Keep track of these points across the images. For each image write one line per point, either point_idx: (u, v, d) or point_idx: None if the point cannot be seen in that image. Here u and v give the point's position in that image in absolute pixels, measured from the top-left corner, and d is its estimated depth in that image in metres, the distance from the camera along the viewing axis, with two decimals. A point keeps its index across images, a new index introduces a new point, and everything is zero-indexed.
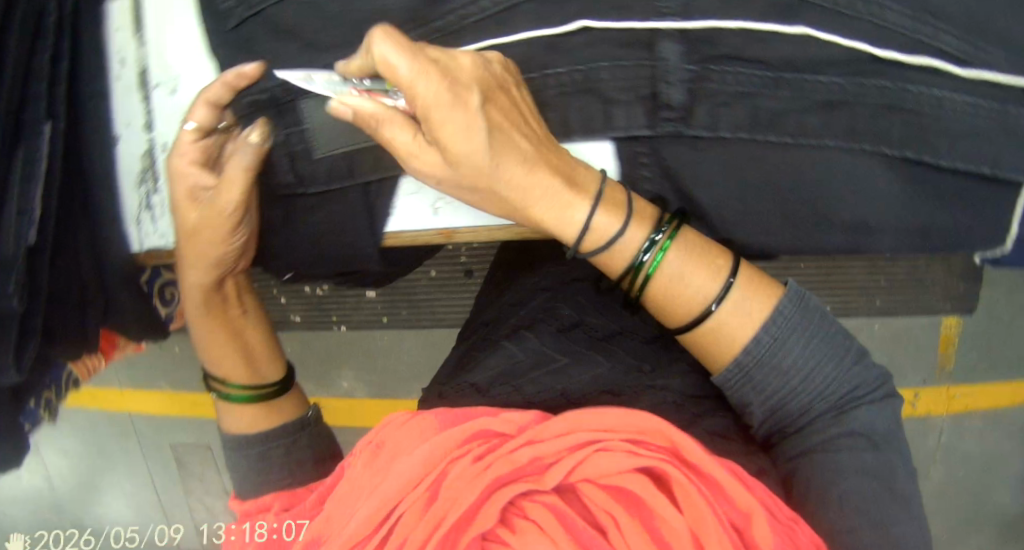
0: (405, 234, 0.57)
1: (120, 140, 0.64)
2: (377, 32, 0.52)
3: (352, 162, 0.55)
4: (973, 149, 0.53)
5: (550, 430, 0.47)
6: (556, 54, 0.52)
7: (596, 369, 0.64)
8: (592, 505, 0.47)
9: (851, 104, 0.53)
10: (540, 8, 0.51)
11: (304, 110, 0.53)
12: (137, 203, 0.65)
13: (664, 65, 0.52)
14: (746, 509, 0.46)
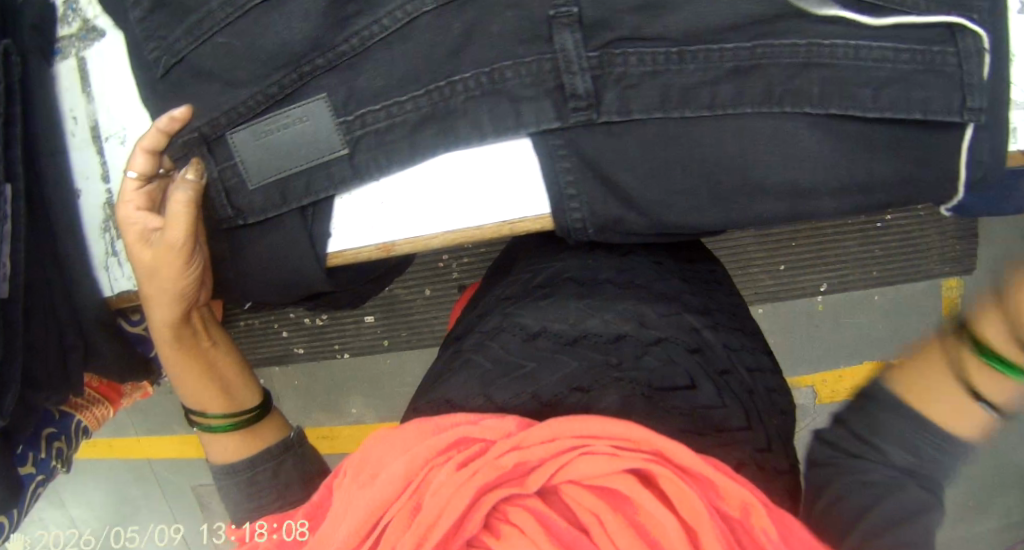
0: (347, 253, 0.60)
1: (81, 193, 0.67)
2: (290, 63, 0.55)
3: (285, 189, 0.57)
4: (894, 97, 0.54)
5: (533, 436, 0.42)
6: (462, 59, 0.54)
7: (567, 366, 0.61)
8: (581, 510, 0.41)
9: (762, 67, 0.54)
10: (444, 15, 0.53)
11: (235, 145, 0.57)
12: (105, 250, 0.69)
13: (565, 57, 0.53)
14: (737, 505, 0.41)
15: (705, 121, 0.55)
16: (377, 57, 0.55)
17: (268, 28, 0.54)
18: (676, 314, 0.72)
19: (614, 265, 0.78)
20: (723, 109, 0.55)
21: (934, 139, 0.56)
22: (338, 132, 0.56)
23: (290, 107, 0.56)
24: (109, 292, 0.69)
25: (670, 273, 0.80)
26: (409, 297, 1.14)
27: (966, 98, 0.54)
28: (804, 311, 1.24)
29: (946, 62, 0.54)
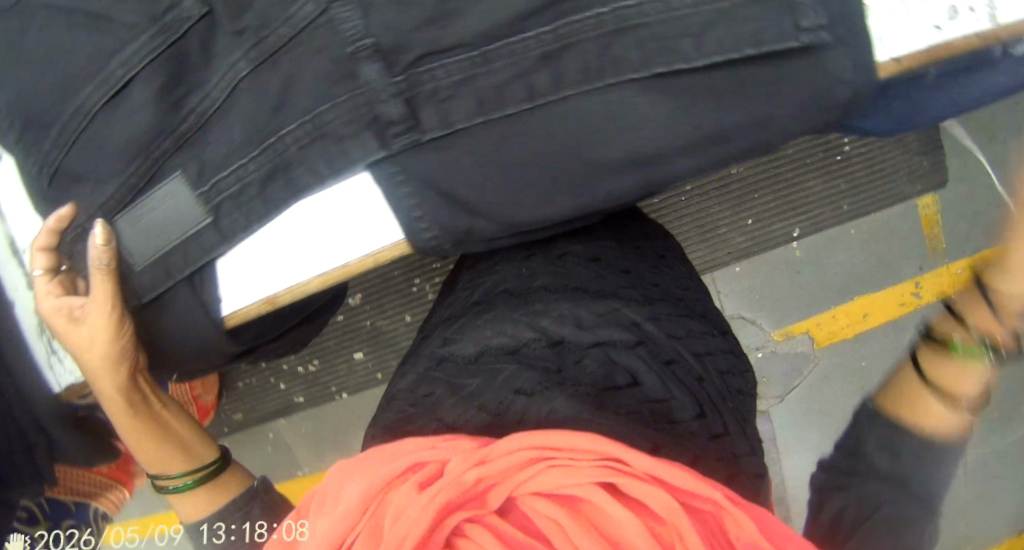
0: (238, 312, 0.65)
1: (15, 302, 0.73)
2: (141, 148, 0.60)
3: (166, 264, 0.62)
4: (720, 39, 0.54)
5: (499, 451, 0.49)
6: (285, 112, 0.58)
7: (504, 376, 0.68)
8: (540, 518, 0.48)
9: (574, 46, 0.55)
10: (262, 75, 0.58)
11: (118, 239, 0.62)
12: (46, 350, 0.74)
13: (372, 89, 0.56)
14: (706, 504, 0.47)
15: (531, 112, 0.56)
16: (217, 128, 0.59)
17: (113, 122, 0.59)
18: (612, 310, 0.76)
19: (549, 273, 0.83)
20: (543, 98, 0.56)
21: (777, 70, 0.54)
22: (196, 203, 0.60)
23: (152, 193, 0.61)
24: (58, 388, 0.75)
25: (606, 270, 0.85)
26: (394, 327, 1.18)
27: (798, 19, 0.52)
28: (782, 258, 1.26)
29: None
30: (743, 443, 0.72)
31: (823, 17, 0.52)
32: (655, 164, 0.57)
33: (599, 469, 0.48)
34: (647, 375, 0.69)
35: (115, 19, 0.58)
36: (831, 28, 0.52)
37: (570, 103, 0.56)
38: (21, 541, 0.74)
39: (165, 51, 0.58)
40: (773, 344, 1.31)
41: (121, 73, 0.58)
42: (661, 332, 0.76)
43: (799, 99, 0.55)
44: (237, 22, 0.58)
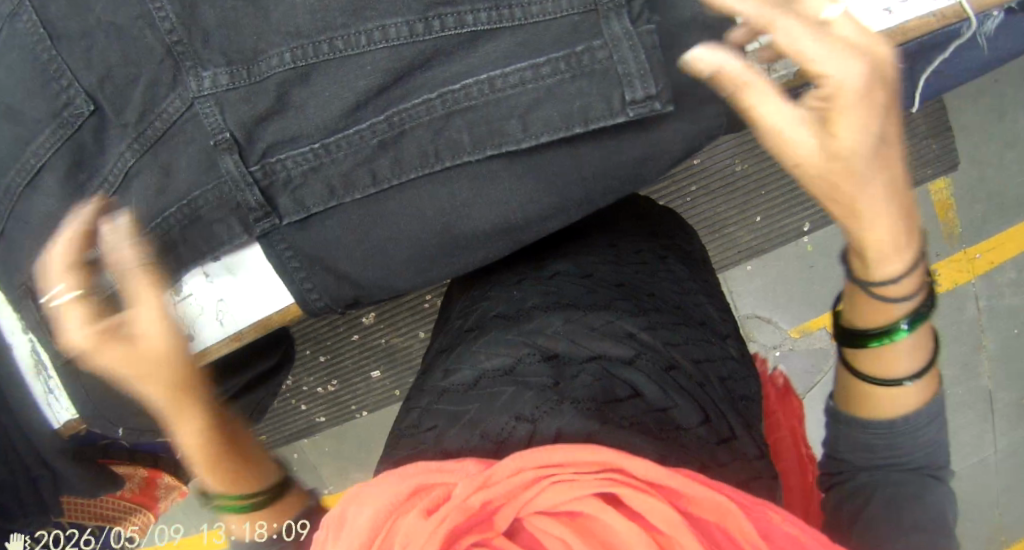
0: (213, 349, 0.74)
1: (13, 346, 0.76)
2: (58, 221, 0.67)
3: (92, 319, 0.69)
4: (547, 117, 0.58)
5: (498, 474, 0.49)
6: (173, 193, 0.64)
7: (498, 399, 0.64)
8: (547, 537, 0.48)
9: (410, 130, 0.59)
10: (146, 161, 0.64)
11: (50, 295, 0.69)
12: (43, 389, 0.77)
13: (230, 178, 0.61)
14: (711, 510, 0.48)
15: (378, 196, 0.61)
16: (118, 208, 0.66)
17: (34, 200, 0.67)
18: (607, 322, 0.72)
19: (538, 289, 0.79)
20: (388, 182, 0.60)
21: (609, 138, 0.59)
22: (113, 272, 0.68)
23: (72, 259, 0.68)
24: (57, 423, 0.78)
25: (593, 281, 0.81)
26: (407, 341, 1.24)
27: (625, 93, 0.56)
28: (794, 254, 1.26)
29: (597, 60, 0.56)
30: (757, 453, 0.67)
31: (652, 89, 0.56)
32: (522, 229, 0.62)
33: (601, 479, 0.48)
34: (645, 384, 0.66)
35: (25, 111, 0.65)
36: (663, 99, 0.56)
37: (413, 185, 0.61)
38: (21, 541, 0.81)
39: (65, 144, 0.65)
40: (791, 341, 1.31)
41: (34, 162, 0.66)
42: (657, 339, 0.72)
43: (628, 159, 0.60)
44: (121, 115, 0.64)
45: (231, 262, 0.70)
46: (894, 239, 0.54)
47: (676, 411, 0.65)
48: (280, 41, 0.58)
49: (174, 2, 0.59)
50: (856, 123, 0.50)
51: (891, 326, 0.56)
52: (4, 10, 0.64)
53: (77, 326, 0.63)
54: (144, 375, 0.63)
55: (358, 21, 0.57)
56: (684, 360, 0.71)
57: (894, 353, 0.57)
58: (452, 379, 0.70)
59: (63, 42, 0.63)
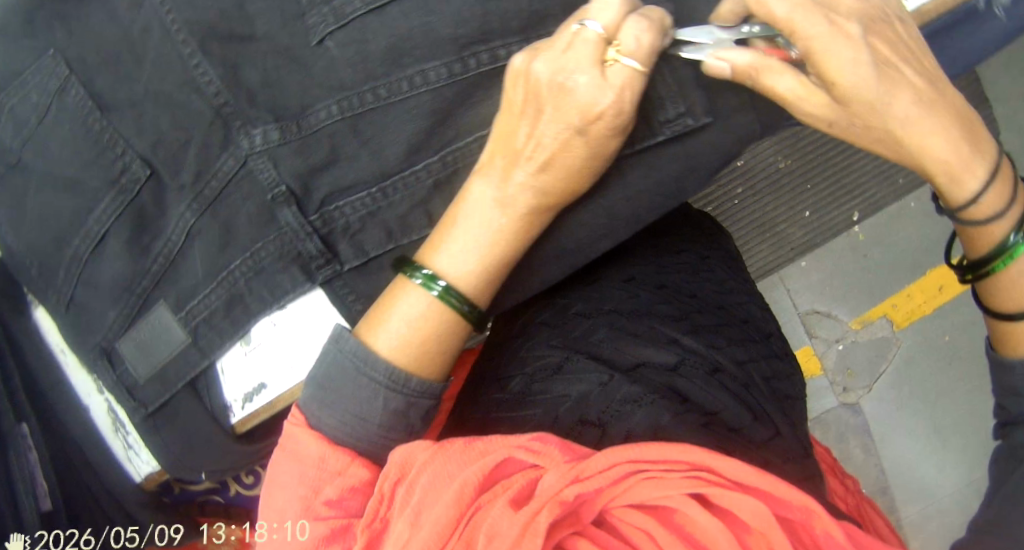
0: (265, 408, 0.72)
1: (90, 407, 0.79)
2: (129, 282, 0.70)
3: (167, 375, 0.72)
4: None
5: (592, 471, 0.53)
6: (233, 247, 0.65)
7: (565, 406, 0.73)
8: (630, 525, 0.54)
9: (462, 168, 0.61)
10: (205, 220, 0.66)
11: (127, 353, 0.72)
12: (123, 445, 0.79)
13: (289, 230, 0.63)
14: (798, 508, 0.53)
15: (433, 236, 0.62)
16: (182, 267, 0.68)
17: (103, 265, 0.70)
18: (649, 328, 0.79)
19: (582, 297, 0.86)
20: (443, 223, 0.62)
21: (652, 153, 0.62)
22: (180, 326, 0.70)
23: (144, 319, 0.71)
24: (139, 476, 0.80)
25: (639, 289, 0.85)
26: None
27: (662, 113, 0.60)
28: (846, 246, 1.24)
29: None
30: (799, 450, 0.74)
31: (683, 108, 0.60)
32: (575, 252, 0.65)
33: (696, 481, 0.53)
34: (694, 389, 0.73)
35: (84, 182, 0.68)
36: (695, 114, 0.60)
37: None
38: (22, 541, 0.68)
39: (125, 210, 0.67)
40: (853, 334, 1.27)
41: (98, 229, 0.68)
42: (700, 344, 0.78)
43: (670, 172, 0.63)
44: (176, 177, 0.65)
45: (294, 319, 0.70)
46: (957, 153, 0.56)
47: (725, 413, 0.72)
48: (327, 94, 0.60)
49: (216, 65, 0.61)
50: (855, 48, 0.53)
51: (1001, 247, 0.57)
52: (55, 85, 0.67)
53: (575, 65, 0.54)
54: (580, 178, 0.57)
55: (399, 67, 0.59)
56: (730, 364, 0.77)
57: (1016, 275, 0.58)
58: (511, 386, 0.79)
59: (115, 113, 0.66)
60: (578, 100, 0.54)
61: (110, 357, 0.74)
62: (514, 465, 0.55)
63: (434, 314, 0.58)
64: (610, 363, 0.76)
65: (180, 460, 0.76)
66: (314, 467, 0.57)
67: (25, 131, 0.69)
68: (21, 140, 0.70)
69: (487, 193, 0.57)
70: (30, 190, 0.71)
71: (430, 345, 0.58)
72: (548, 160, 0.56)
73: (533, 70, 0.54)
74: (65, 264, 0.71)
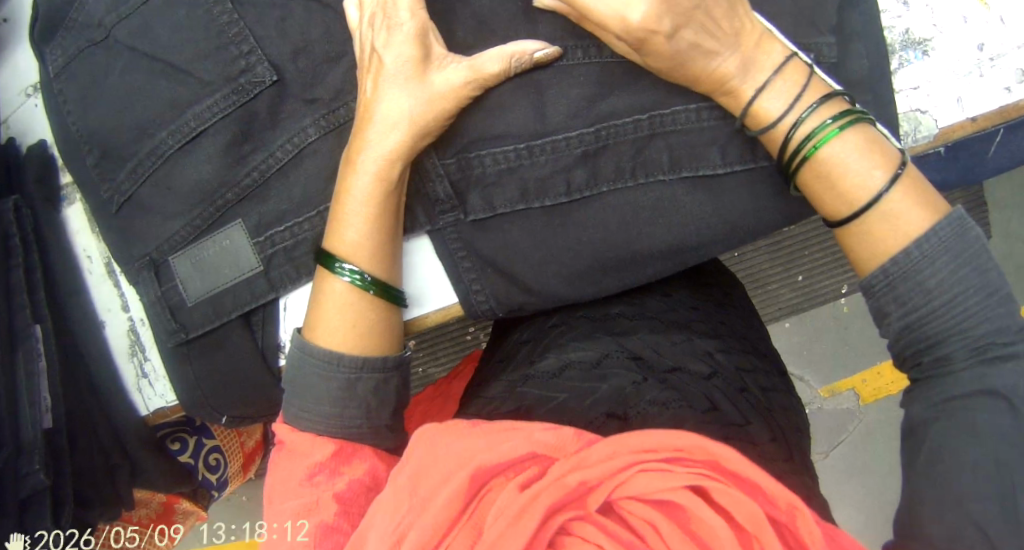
0: None
1: (106, 324, 0.71)
2: (208, 192, 0.64)
3: (221, 302, 0.66)
4: (743, 149, 0.60)
5: (593, 457, 0.48)
6: None
7: (595, 397, 0.67)
8: (636, 521, 0.47)
9: (613, 146, 0.60)
10: (325, 143, 0.62)
11: (179, 271, 0.66)
12: (134, 373, 0.71)
13: (423, 172, 0.61)
14: (785, 508, 0.47)
15: (567, 205, 0.61)
16: (277, 187, 0.63)
17: (186, 167, 0.64)
18: (686, 340, 0.76)
19: (623, 302, 0.82)
20: (581, 193, 0.61)
21: None
22: (253, 251, 0.64)
23: (214, 237, 0.65)
24: (145, 410, 0.72)
25: (678, 304, 0.82)
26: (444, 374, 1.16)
27: None
28: (830, 314, 1.26)
29: None
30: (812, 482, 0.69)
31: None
32: (693, 251, 0.62)
33: (694, 472, 0.47)
34: (724, 401, 0.68)
35: (191, 74, 0.62)
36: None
37: (601, 199, 0.61)
38: (22, 541, 0.62)
39: (234, 112, 0.62)
40: (820, 400, 1.30)
41: (195, 125, 0.63)
42: (730, 363, 0.75)
43: None
44: (308, 91, 0.62)
45: (411, 276, 0.65)
46: None
47: (752, 428, 0.67)
48: (495, 44, 0.60)
49: None
50: None
51: None
52: None
53: (394, 67, 0.57)
54: (420, 136, 0.58)
55: (581, 35, 0.60)
56: (755, 388, 0.74)
57: None
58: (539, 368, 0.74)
59: (248, 10, 0.62)
60: (432, 89, 0.57)
61: (155, 271, 0.66)
62: (532, 452, 0.50)
63: (353, 296, 0.59)
64: (647, 364, 0.71)
65: (207, 399, 0.69)
66: (313, 467, 0.56)
67: (124, 8, 0.64)
68: (121, 17, 0.64)
69: (372, 148, 0.58)
70: (116, 70, 0.64)
71: (368, 325, 0.60)
72: (424, 103, 0.57)
73: (370, 42, 0.58)
74: (137, 158, 0.65)
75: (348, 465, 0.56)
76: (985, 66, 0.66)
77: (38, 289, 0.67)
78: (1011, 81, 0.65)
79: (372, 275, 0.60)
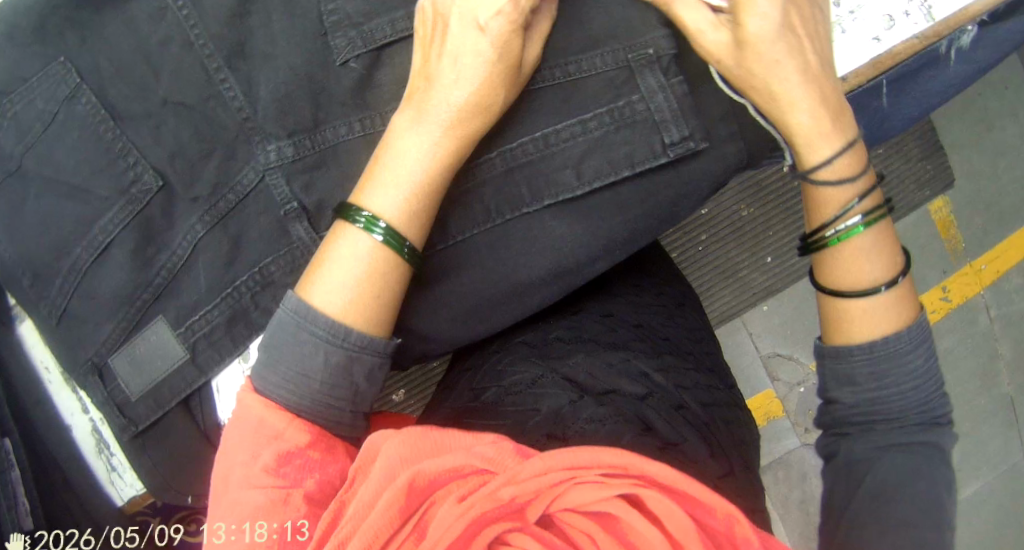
0: None
1: (72, 427, 0.77)
2: (125, 294, 0.68)
3: (157, 395, 0.70)
4: (597, 166, 0.62)
5: (528, 470, 0.48)
6: (240, 263, 0.67)
7: (533, 420, 0.68)
8: (572, 531, 0.48)
9: (480, 189, 0.62)
10: (215, 234, 0.66)
11: (117, 369, 0.70)
12: (105, 468, 0.77)
13: (310, 246, 0.66)
14: (721, 518, 0.48)
15: (442, 252, 0.62)
16: (184, 281, 0.68)
17: (102, 276, 0.68)
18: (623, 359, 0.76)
19: (563, 325, 0.82)
20: (456, 237, 0.62)
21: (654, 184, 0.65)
22: (178, 342, 0.68)
23: (141, 335, 0.69)
24: (120, 500, 0.78)
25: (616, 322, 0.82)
26: None
27: (664, 138, 0.61)
28: (808, 289, 1.22)
29: (633, 112, 0.61)
30: (747, 486, 0.70)
31: (686, 132, 0.61)
32: (574, 273, 0.64)
33: (628, 483, 0.48)
34: (658, 418, 0.68)
35: (91, 191, 0.67)
36: (697, 138, 0.62)
37: (475, 240, 0.63)
38: (22, 541, 0.67)
39: (133, 220, 0.67)
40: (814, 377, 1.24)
41: (102, 238, 0.67)
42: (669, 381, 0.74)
43: (663, 200, 0.64)
44: (192, 189, 0.66)
45: None
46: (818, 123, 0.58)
47: (685, 445, 0.67)
48: (346, 116, 0.64)
49: (241, 81, 0.64)
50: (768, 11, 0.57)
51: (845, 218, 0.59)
52: (64, 94, 0.67)
53: (457, 27, 0.57)
54: (491, 86, 0.57)
55: None
56: (693, 404, 0.73)
57: (854, 254, 0.59)
58: (482, 396, 0.75)
59: (129, 123, 0.67)
60: (474, 45, 0.56)
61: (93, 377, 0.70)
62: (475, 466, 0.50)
63: (380, 261, 0.55)
64: (580, 385, 0.72)
65: (167, 482, 0.73)
66: (270, 465, 0.51)
67: (29, 136, 0.68)
68: (28, 145, 0.68)
69: (380, 318, 0.55)
70: (27, 197, 0.69)
71: (385, 303, 0.56)
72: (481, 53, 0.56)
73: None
74: (62, 275, 0.69)
75: (309, 473, 0.52)
76: (847, 21, 0.70)
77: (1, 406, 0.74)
78: (878, 31, 0.70)
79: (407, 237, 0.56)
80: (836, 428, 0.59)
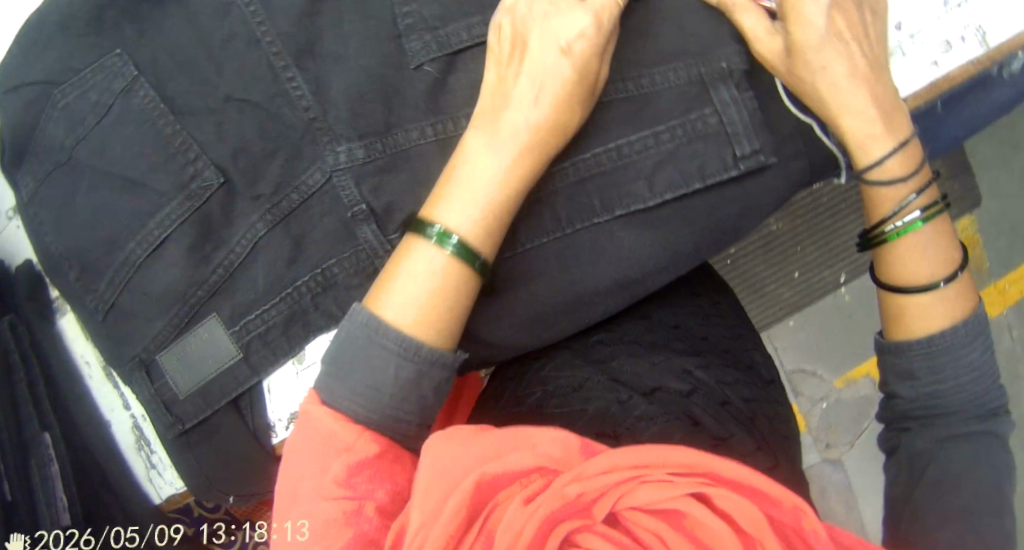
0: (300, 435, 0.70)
1: (111, 423, 0.75)
2: (178, 291, 0.67)
3: (206, 393, 0.69)
4: (668, 178, 0.62)
5: (593, 467, 0.47)
6: (300, 264, 0.66)
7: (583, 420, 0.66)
8: (640, 531, 0.47)
9: (549, 197, 0.62)
10: (276, 233, 0.66)
11: (167, 365, 0.69)
12: (144, 466, 0.75)
13: (373, 248, 0.65)
14: (788, 511, 0.47)
15: (511, 258, 0.62)
16: (240, 279, 0.67)
17: (155, 271, 0.67)
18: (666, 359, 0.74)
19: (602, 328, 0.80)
20: (523, 246, 0.62)
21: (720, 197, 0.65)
22: (231, 340, 0.67)
23: (195, 332, 0.68)
24: (160, 498, 0.76)
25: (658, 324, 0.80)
26: None
27: (735, 151, 0.61)
28: (831, 304, 1.23)
29: (708, 125, 0.61)
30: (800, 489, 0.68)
31: (756, 144, 0.61)
32: (639, 280, 0.64)
33: (695, 482, 0.46)
34: (706, 416, 0.66)
35: (148, 185, 0.66)
36: (766, 152, 0.61)
37: (543, 249, 0.63)
38: (22, 540, 0.63)
39: (190, 216, 0.66)
40: (837, 392, 1.24)
41: (158, 233, 0.66)
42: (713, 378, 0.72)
43: (730, 213, 0.63)
44: (253, 187, 0.66)
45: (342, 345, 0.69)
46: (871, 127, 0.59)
47: (733, 438, 0.65)
48: (414, 119, 0.64)
49: (308, 80, 0.64)
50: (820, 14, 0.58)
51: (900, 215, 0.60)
52: (121, 86, 0.66)
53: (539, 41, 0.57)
54: (568, 104, 0.57)
55: None
56: (738, 400, 0.71)
57: (911, 248, 0.60)
58: (527, 401, 0.73)
59: (189, 118, 0.66)
60: (556, 62, 0.56)
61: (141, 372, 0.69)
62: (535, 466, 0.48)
63: (449, 274, 0.54)
64: (627, 386, 0.70)
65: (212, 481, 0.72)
66: (331, 471, 0.51)
67: (81, 127, 0.66)
68: (80, 137, 0.67)
69: (447, 332, 0.55)
70: (80, 189, 0.68)
71: (453, 317, 0.55)
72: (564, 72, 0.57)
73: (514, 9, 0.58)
74: (112, 270, 0.68)
75: (369, 477, 0.51)
76: (906, 44, 0.70)
77: (42, 399, 0.73)
78: (936, 55, 0.70)
79: (477, 251, 0.55)
80: (898, 424, 0.62)
